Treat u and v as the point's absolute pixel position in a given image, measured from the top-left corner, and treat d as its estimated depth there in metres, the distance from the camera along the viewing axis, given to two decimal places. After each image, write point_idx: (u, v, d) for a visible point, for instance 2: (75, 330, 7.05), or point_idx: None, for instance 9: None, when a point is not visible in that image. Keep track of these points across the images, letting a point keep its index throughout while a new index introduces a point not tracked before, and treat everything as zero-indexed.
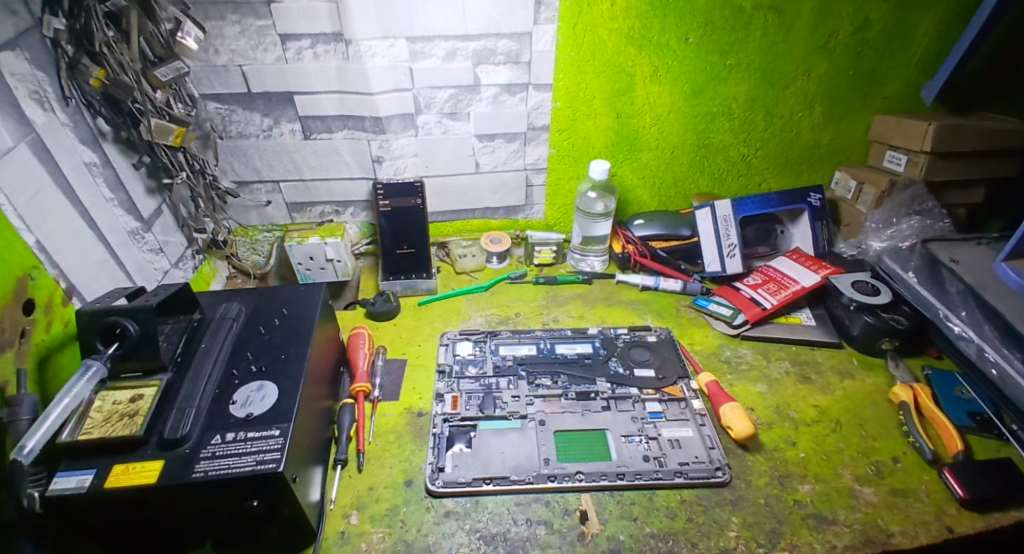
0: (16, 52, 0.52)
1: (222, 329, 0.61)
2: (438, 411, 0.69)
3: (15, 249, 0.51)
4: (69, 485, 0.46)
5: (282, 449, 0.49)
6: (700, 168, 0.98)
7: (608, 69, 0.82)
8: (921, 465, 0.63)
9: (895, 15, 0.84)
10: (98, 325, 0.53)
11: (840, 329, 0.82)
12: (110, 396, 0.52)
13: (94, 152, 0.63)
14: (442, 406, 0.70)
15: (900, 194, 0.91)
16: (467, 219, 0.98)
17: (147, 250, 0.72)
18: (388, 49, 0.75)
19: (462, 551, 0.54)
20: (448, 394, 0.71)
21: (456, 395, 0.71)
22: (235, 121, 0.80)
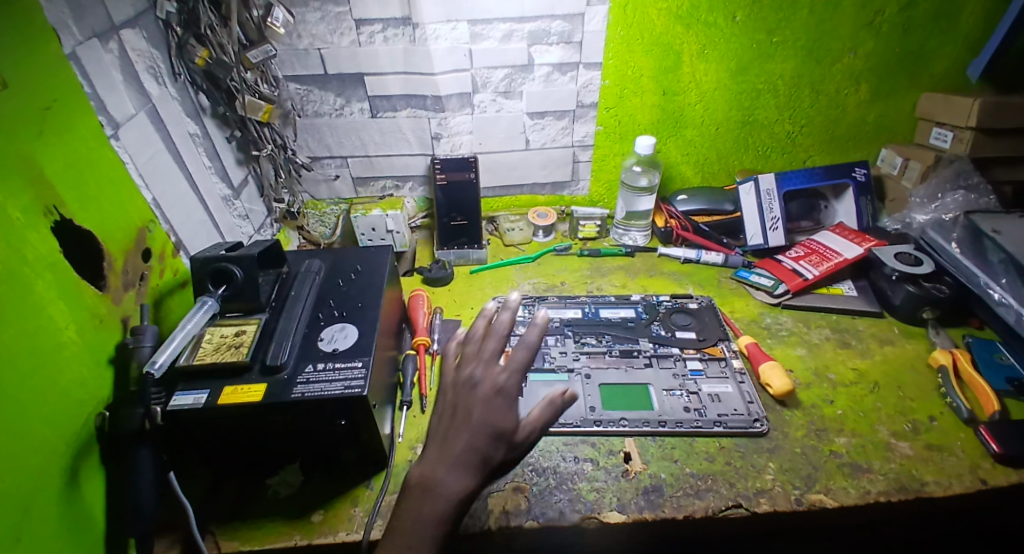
0: (136, 30, 0.62)
1: (308, 281, 0.70)
2: None
3: (137, 204, 0.60)
4: (187, 401, 0.54)
5: (365, 377, 0.57)
6: (744, 145, 1.00)
7: (656, 48, 0.86)
8: (958, 424, 0.65)
9: None
10: (209, 269, 0.63)
11: (881, 300, 0.84)
12: (218, 331, 0.61)
13: (196, 125, 0.73)
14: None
15: (945, 169, 0.92)
16: (515, 195, 1.05)
17: (236, 215, 0.82)
18: (451, 31, 0.82)
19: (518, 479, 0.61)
20: None
21: None
22: (312, 100, 0.88)
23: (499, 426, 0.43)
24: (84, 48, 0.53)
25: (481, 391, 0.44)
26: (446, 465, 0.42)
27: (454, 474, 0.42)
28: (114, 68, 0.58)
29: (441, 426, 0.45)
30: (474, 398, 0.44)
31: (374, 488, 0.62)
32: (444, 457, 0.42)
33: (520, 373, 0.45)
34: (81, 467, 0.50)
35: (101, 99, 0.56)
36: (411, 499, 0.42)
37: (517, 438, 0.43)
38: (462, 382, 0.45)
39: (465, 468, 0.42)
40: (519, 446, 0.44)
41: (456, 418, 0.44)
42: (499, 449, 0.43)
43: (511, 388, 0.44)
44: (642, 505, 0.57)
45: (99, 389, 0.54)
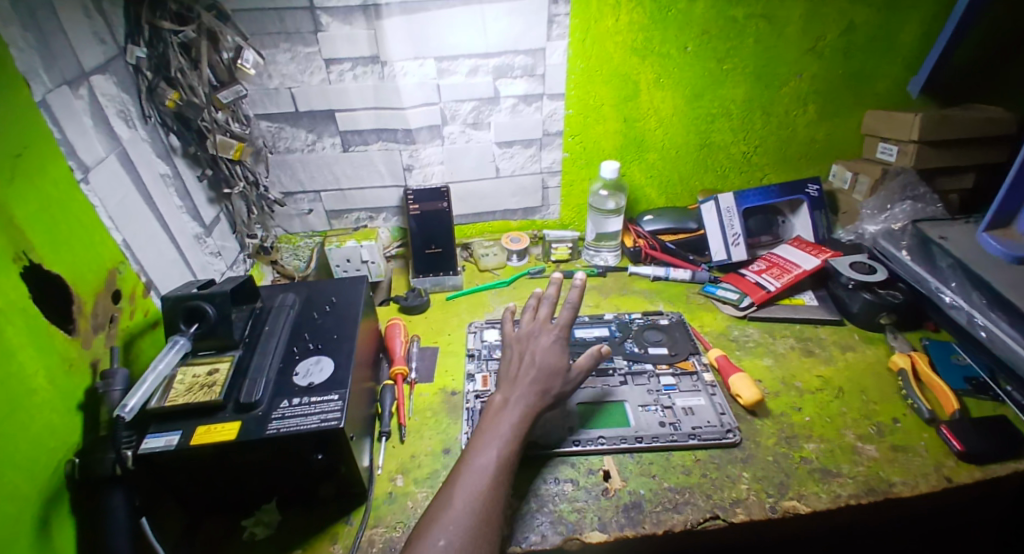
0: (106, 76, 0.63)
1: (282, 315, 0.70)
2: (470, 388, 0.77)
3: (108, 246, 0.60)
4: (159, 444, 0.53)
5: (341, 410, 0.56)
6: (705, 166, 1.05)
7: (615, 78, 0.91)
8: (920, 424, 0.68)
9: (880, 19, 0.92)
10: (181, 308, 0.62)
11: (841, 308, 0.88)
12: (190, 370, 0.61)
13: (167, 165, 0.74)
14: (473, 383, 0.78)
15: (892, 181, 0.98)
16: (488, 221, 1.07)
17: (208, 252, 0.82)
18: (418, 68, 0.85)
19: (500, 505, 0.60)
20: (478, 374, 0.79)
21: (485, 375, 0.79)
22: (284, 137, 0.90)
23: (554, 363, 0.64)
24: (55, 95, 0.54)
25: (539, 340, 0.66)
26: (521, 387, 0.61)
27: (526, 392, 0.61)
28: (85, 113, 0.59)
29: (512, 366, 0.65)
30: (536, 343, 0.66)
31: (353, 523, 0.61)
32: (517, 383, 0.62)
33: (566, 331, 0.67)
34: (53, 516, 0.49)
35: (72, 144, 0.56)
36: (495, 411, 0.60)
37: (566, 372, 0.64)
38: (525, 336, 0.67)
39: (533, 388, 0.61)
40: (569, 379, 0.64)
41: (523, 359, 0.65)
42: (555, 380, 0.63)
43: (560, 339, 0.66)
44: (623, 523, 0.58)
45: (69, 434, 0.52)
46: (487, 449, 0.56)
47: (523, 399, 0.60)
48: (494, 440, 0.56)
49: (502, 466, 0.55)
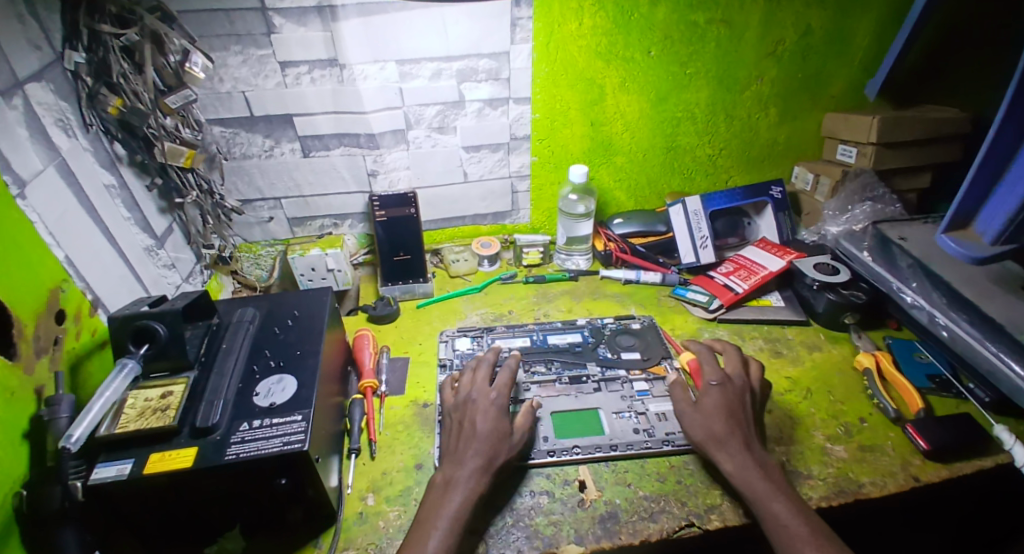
0: (42, 83, 0.58)
1: (240, 331, 0.67)
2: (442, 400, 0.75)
3: (49, 264, 0.55)
4: (110, 474, 0.49)
5: (305, 431, 0.54)
6: (672, 169, 1.06)
7: (580, 82, 0.90)
8: (886, 423, 0.70)
9: (835, 21, 0.94)
10: (130, 328, 0.58)
11: (806, 307, 0.91)
12: (141, 394, 0.57)
13: (112, 175, 0.69)
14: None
15: (852, 182, 1.01)
16: (458, 226, 1.05)
17: (160, 265, 0.77)
18: (379, 71, 0.82)
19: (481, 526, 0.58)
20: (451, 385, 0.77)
21: None
22: (239, 143, 0.86)
23: (495, 429, 0.60)
24: None
25: (478, 407, 0.62)
26: (464, 464, 0.57)
27: (470, 469, 0.56)
28: (19, 125, 0.54)
29: (452, 441, 0.61)
30: (475, 410, 0.62)
31: (322, 546, 0.58)
32: (459, 461, 0.57)
33: (505, 390, 0.64)
34: None
35: (5, 159, 0.51)
36: (437, 494, 0.55)
37: (509, 437, 0.61)
38: (463, 403, 0.63)
39: (477, 464, 0.57)
40: (512, 443, 0.61)
41: (464, 431, 0.60)
42: (500, 446, 0.59)
43: (500, 400, 0.63)
44: (599, 535, 0.57)
45: (14, 468, 0.48)
46: (422, 546, 0.50)
47: (468, 478, 0.56)
48: (431, 532, 0.51)
49: None
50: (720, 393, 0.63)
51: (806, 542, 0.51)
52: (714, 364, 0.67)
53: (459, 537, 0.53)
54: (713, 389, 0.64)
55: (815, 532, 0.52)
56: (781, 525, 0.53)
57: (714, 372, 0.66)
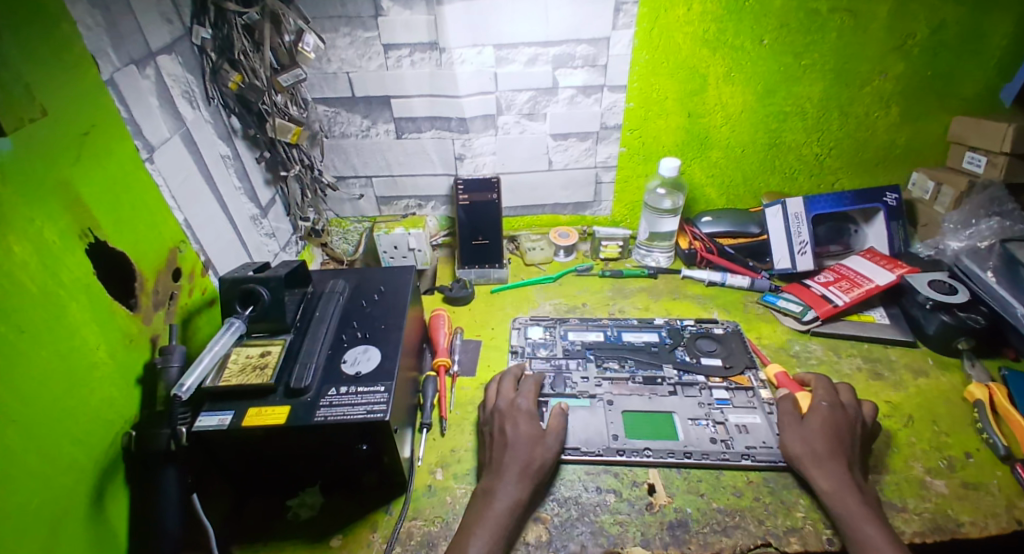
0: (172, 56, 0.64)
1: (332, 301, 0.71)
2: None
3: (169, 225, 0.62)
4: (212, 423, 0.55)
5: (387, 401, 0.56)
6: (772, 167, 0.99)
7: (681, 71, 0.86)
8: (994, 461, 0.62)
9: (973, 18, 0.82)
10: (238, 290, 0.64)
11: (915, 328, 0.81)
12: (243, 351, 0.62)
13: (228, 147, 0.75)
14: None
15: (978, 195, 0.89)
16: (537, 214, 1.05)
17: (263, 234, 0.84)
18: (476, 55, 0.83)
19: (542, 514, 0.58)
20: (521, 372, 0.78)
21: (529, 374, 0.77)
22: (339, 122, 0.90)
23: (529, 434, 0.60)
24: (122, 74, 0.56)
25: (505, 415, 0.63)
26: (503, 472, 0.57)
27: (507, 476, 0.56)
28: (151, 94, 0.61)
29: (489, 453, 0.61)
30: (503, 417, 0.63)
31: (393, 512, 0.61)
32: (495, 470, 0.58)
33: (530, 397, 0.66)
34: (106, 486, 0.51)
35: (137, 124, 0.58)
36: (479, 503, 0.55)
37: (543, 439, 0.61)
38: (492, 414, 0.65)
39: (515, 469, 0.57)
40: (548, 446, 0.60)
41: (496, 439, 0.61)
42: (535, 450, 0.59)
43: (526, 406, 0.64)
44: (668, 541, 0.55)
45: (127, 407, 0.55)
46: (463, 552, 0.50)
47: (506, 486, 0.55)
48: (471, 538, 0.51)
49: None
50: (830, 414, 0.61)
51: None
52: (830, 390, 0.64)
53: (500, 545, 0.52)
54: (822, 407, 0.61)
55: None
56: (867, 546, 0.49)
57: (827, 395, 0.63)
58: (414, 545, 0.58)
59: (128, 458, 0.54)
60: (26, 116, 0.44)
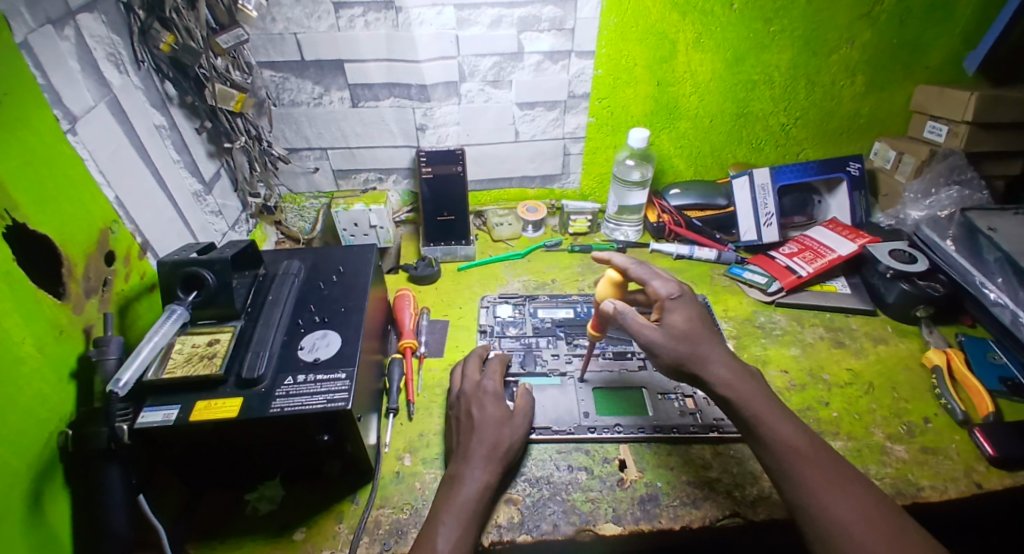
0: (94, 15, 0.56)
1: (286, 283, 0.66)
2: None
3: (99, 203, 0.56)
4: (156, 419, 0.50)
5: (349, 389, 0.53)
6: (739, 138, 0.98)
7: (651, 36, 0.83)
8: (952, 426, 0.65)
9: None
10: (179, 273, 0.59)
11: (875, 297, 0.84)
12: (189, 340, 0.58)
13: (163, 116, 0.68)
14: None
15: (940, 163, 0.91)
16: (504, 188, 1.01)
17: (208, 211, 0.77)
18: (436, 16, 0.77)
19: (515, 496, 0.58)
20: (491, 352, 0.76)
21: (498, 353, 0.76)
22: (289, 89, 0.83)
23: (496, 415, 0.59)
24: (38, 36, 0.49)
25: (471, 398, 0.61)
26: (468, 457, 0.55)
27: (474, 460, 0.54)
28: (71, 56, 0.53)
29: (455, 438, 0.59)
30: (470, 400, 0.61)
31: (359, 502, 0.59)
32: (462, 457, 0.55)
33: (495, 377, 0.64)
34: (45, 490, 0.47)
35: (57, 92, 0.51)
36: (446, 490, 0.53)
37: (510, 420, 0.60)
38: (457, 398, 0.63)
39: (481, 453, 0.55)
40: (515, 425, 0.59)
41: (462, 422, 0.59)
42: (501, 432, 0.58)
43: (493, 387, 0.62)
44: (639, 516, 0.56)
45: (62, 404, 0.50)
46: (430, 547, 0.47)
47: (473, 471, 0.54)
48: (439, 528, 0.49)
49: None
50: (679, 307, 0.61)
51: (808, 464, 0.50)
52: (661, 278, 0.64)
53: (470, 531, 0.50)
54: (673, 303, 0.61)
55: (817, 449, 0.51)
56: (786, 446, 0.51)
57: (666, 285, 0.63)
58: (382, 534, 0.56)
59: (69, 457, 0.50)
60: None
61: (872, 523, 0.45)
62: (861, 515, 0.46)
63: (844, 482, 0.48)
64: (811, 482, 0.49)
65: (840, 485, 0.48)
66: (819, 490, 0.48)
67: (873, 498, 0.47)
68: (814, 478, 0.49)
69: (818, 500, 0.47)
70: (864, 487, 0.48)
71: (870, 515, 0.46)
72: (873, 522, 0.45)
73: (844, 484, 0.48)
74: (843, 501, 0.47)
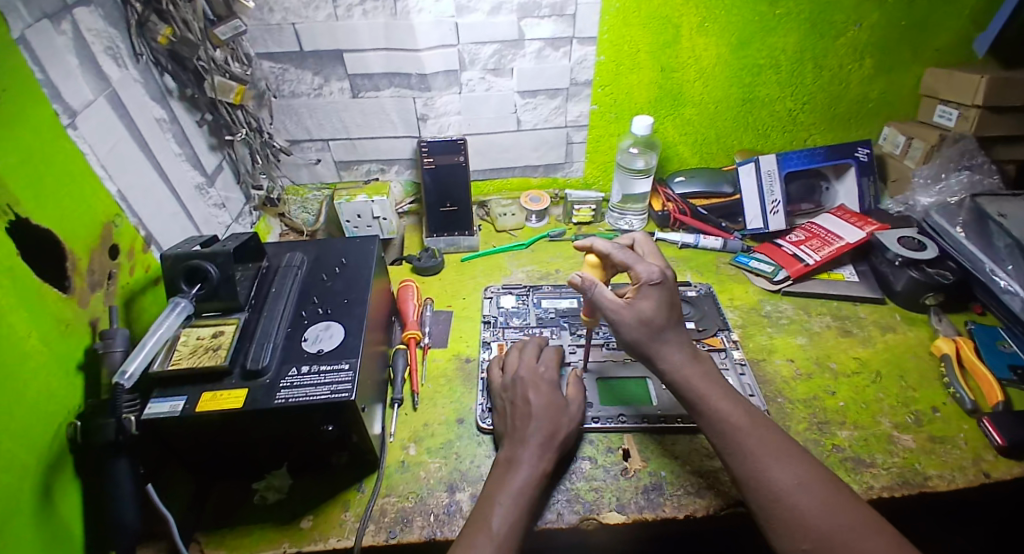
0: (91, 8, 0.56)
1: (289, 276, 0.66)
2: (484, 357, 0.74)
3: (101, 197, 0.56)
4: (163, 410, 0.51)
5: (352, 380, 0.53)
6: (745, 124, 0.97)
7: (653, 21, 0.81)
8: (961, 415, 0.64)
9: None
10: (182, 267, 0.59)
11: (883, 285, 0.83)
12: (193, 332, 0.58)
13: (163, 109, 0.68)
14: (488, 352, 0.75)
15: (950, 148, 0.89)
16: (507, 178, 1.00)
17: (211, 205, 0.77)
18: (434, 4, 0.76)
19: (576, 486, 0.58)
20: (494, 342, 0.76)
21: (501, 343, 0.76)
22: (289, 80, 0.83)
23: (550, 403, 0.59)
24: (34, 31, 0.48)
25: (528, 383, 0.61)
26: (525, 441, 0.55)
27: (531, 445, 0.55)
28: (69, 51, 0.53)
29: (510, 421, 0.59)
30: (526, 384, 0.61)
31: (365, 490, 0.60)
32: (520, 441, 0.55)
33: (552, 365, 0.65)
34: (55, 480, 0.48)
35: (56, 86, 0.51)
36: (501, 473, 0.53)
37: (566, 408, 0.60)
38: (512, 383, 0.63)
39: (539, 440, 0.55)
40: (570, 414, 0.60)
41: (519, 407, 0.59)
42: (559, 418, 0.58)
43: (549, 375, 0.63)
44: (643, 505, 0.56)
45: (70, 398, 0.50)
46: (488, 525, 0.48)
47: (530, 455, 0.54)
48: (495, 507, 0.49)
49: (508, 537, 0.47)
50: (653, 294, 0.60)
51: (747, 436, 0.52)
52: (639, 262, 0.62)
53: (527, 513, 0.50)
54: (649, 291, 0.60)
55: (755, 422, 0.53)
56: (727, 423, 0.53)
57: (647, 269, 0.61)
58: (388, 522, 0.56)
59: (79, 449, 0.51)
60: None
61: (806, 485, 0.47)
62: (797, 480, 0.47)
63: (783, 450, 0.50)
64: (751, 453, 0.51)
65: (777, 453, 0.50)
66: (759, 460, 0.50)
67: (811, 465, 0.49)
68: (754, 448, 0.51)
69: (756, 469, 0.49)
70: (800, 454, 0.50)
71: (806, 480, 0.47)
72: (811, 485, 0.47)
73: (782, 453, 0.50)
74: (780, 469, 0.49)
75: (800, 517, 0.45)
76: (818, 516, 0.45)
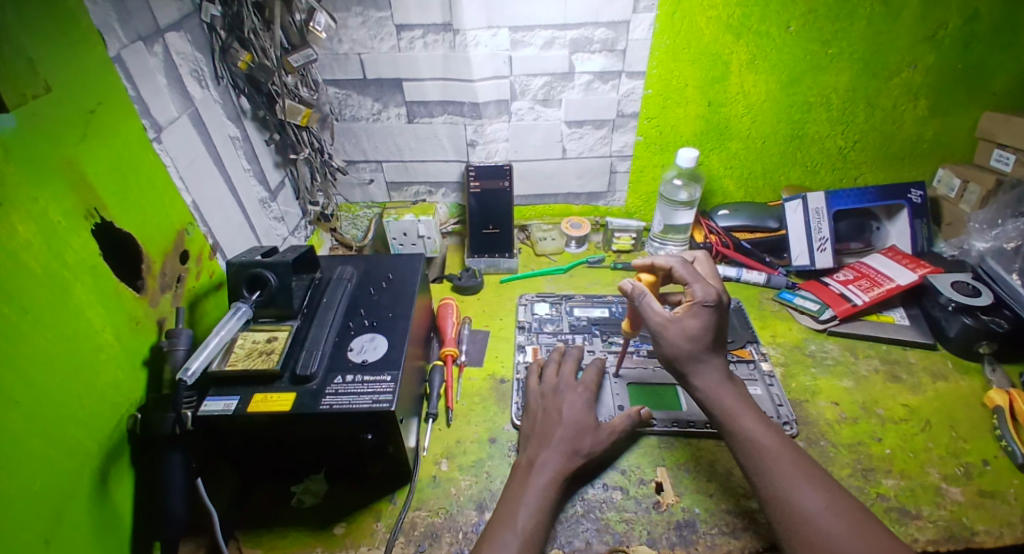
0: (181, 34, 0.63)
1: (340, 289, 0.70)
2: (521, 358, 0.78)
3: (177, 206, 0.61)
4: (217, 407, 0.54)
5: (393, 392, 0.55)
6: (793, 160, 0.96)
7: (703, 57, 0.83)
8: (1013, 470, 0.60)
9: (1013, 5, 0.78)
10: (246, 274, 0.63)
11: (936, 330, 0.78)
12: (250, 336, 0.61)
13: (237, 127, 0.74)
14: (523, 354, 0.79)
15: (1006, 194, 0.86)
16: (550, 204, 1.03)
17: (272, 217, 0.83)
18: (491, 38, 0.80)
19: (605, 517, 0.57)
20: (529, 345, 0.80)
21: (535, 347, 0.80)
22: (350, 105, 0.89)
23: (580, 421, 0.60)
24: (129, 51, 0.55)
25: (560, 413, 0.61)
26: (553, 464, 0.55)
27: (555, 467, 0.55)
28: (159, 72, 0.60)
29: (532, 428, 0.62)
30: (560, 399, 0.63)
31: (397, 502, 0.61)
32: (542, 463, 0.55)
33: (591, 385, 0.66)
34: (112, 468, 0.51)
35: (145, 103, 0.57)
36: (522, 474, 0.55)
37: (594, 430, 0.60)
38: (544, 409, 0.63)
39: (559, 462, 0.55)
40: (597, 437, 0.60)
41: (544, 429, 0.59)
42: (584, 438, 0.58)
43: (585, 395, 0.63)
44: (674, 541, 0.54)
45: (132, 391, 0.54)
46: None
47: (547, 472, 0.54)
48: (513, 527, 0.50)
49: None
50: (708, 315, 0.60)
51: (777, 457, 0.51)
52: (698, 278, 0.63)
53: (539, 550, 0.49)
54: (702, 310, 0.60)
55: (784, 445, 0.53)
56: (756, 443, 0.53)
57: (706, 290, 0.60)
58: (417, 535, 0.57)
59: (135, 440, 0.54)
60: (29, 92, 0.43)
61: (835, 510, 0.46)
62: (826, 504, 0.46)
63: (812, 475, 0.49)
64: (780, 474, 0.50)
65: (807, 478, 0.49)
66: (789, 481, 0.49)
67: (842, 495, 0.48)
68: (784, 470, 0.50)
69: (784, 490, 0.48)
70: (831, 482, 0.49)
71: (835, 506, 0.46)
72: (840, 512, 0.46)
73: (812, 478, 0.49)
74: (809, 493, 0.48)
75: (826, 541, 0.44)
76: (844, 541, 0.44)
